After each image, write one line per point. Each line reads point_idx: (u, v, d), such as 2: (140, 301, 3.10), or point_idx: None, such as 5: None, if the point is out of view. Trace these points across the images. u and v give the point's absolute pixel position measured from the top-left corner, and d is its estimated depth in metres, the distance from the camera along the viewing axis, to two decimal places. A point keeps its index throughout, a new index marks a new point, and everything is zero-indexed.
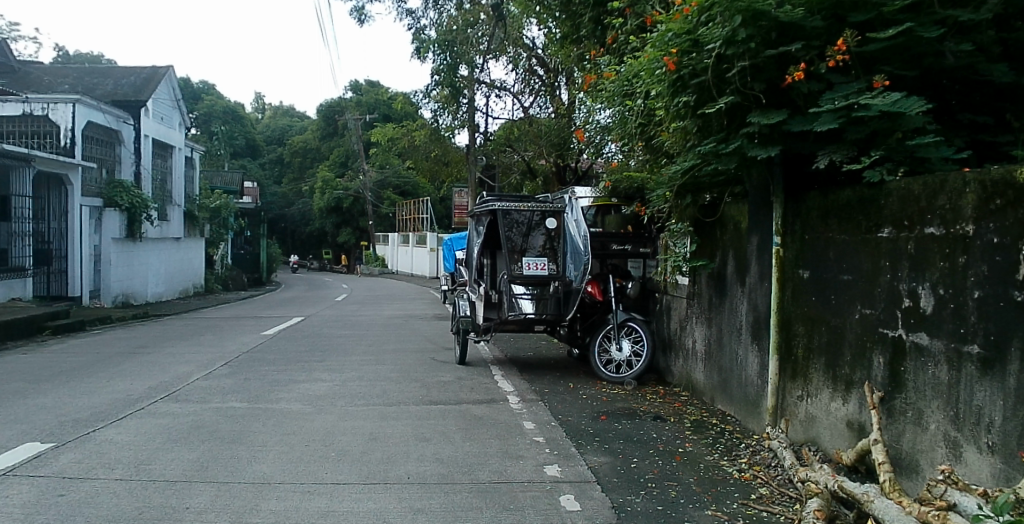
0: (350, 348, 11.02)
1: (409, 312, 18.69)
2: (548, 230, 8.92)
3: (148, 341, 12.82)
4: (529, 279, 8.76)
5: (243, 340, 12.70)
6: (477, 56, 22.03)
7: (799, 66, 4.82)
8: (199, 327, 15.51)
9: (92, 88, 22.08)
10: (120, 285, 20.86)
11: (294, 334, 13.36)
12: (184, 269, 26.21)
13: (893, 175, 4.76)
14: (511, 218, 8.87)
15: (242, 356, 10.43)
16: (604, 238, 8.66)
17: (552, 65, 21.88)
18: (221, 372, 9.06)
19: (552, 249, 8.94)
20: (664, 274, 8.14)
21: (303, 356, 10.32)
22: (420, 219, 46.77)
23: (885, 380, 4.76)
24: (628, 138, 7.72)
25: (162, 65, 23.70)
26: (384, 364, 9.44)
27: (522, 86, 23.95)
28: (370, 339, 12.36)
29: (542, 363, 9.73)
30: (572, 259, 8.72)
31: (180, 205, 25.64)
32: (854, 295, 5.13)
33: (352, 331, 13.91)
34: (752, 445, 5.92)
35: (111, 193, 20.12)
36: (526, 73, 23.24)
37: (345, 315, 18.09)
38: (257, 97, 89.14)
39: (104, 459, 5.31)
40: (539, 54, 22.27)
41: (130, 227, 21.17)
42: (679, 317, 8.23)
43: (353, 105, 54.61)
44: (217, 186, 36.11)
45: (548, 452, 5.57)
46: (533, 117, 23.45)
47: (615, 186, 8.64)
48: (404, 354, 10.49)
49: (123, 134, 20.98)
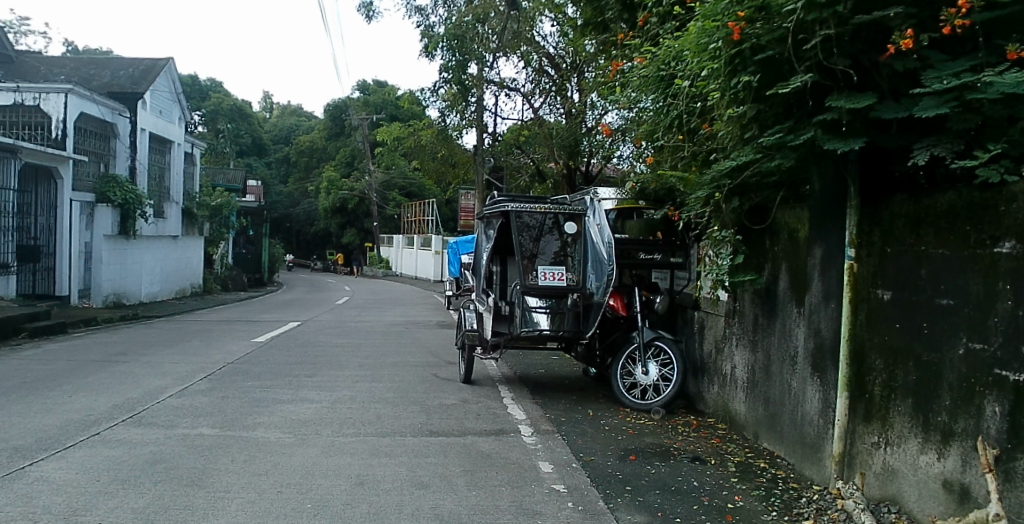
0: (345, 361, 10.05)
1: (412, 319, 17.74)
2: (565, 235, 7.93)
3: (130, 346, 11.88)
4: (545, 290, 7.70)
5: (231, 348, 11.75)
6: (487, 53, 21.09)
7: (901, 35, 3.87)
8: (188, 331, 14.59)
9: (89, 79, 21.26)
10: (112, 284, 19.98)
11: (287, 342, 12.40)
12: (181, 268, 25.33)
13: (1015, 176, 3.75)
14: (525, 220, 7.87)
15: (225, 368, 9.47)
16: (630, 246, 7.56)
17: (565, 63, 20.91)
18: (198, 388, 8.09)
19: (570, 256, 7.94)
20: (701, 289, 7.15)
21: (292, 369, 9.35)
22: (427, 221, 45.80)
23: (1003, 435, 3.74)
24: (664, 133, 6.77)
25: (162, 56, 22.86)
26: (380, 382, 8.45)
27: (532, 86, 22.68)
28: (368, 350, 11.40)
29: (555, 383, 8.75)
30: (593, 268, 7.69)
31: (178, 202, 24.76)
32: (956, 325, 4.13)
33: (349, 339, 12.95)
34: (815, 501, 4.94)
35: (105, 188, 19.24)
36: (537, 73, 22.10)
37: (345, 321, 17.16)
38: (265, 95, 88.52)
39: (28, 506, 4.33)
40: (551, 52, 21.31)
41: (123, 225, 20.37)
42: (715, 337, 7.22)
43: (360, 105, 53.84)
44: (220, 184, 35.28)
45: (572, 508, 4.58)
46: (544, 117, 22.47)
47: (644, 187, 7.69)
48: (403, 370, 9.51)
49: (119, 127, 20.12)
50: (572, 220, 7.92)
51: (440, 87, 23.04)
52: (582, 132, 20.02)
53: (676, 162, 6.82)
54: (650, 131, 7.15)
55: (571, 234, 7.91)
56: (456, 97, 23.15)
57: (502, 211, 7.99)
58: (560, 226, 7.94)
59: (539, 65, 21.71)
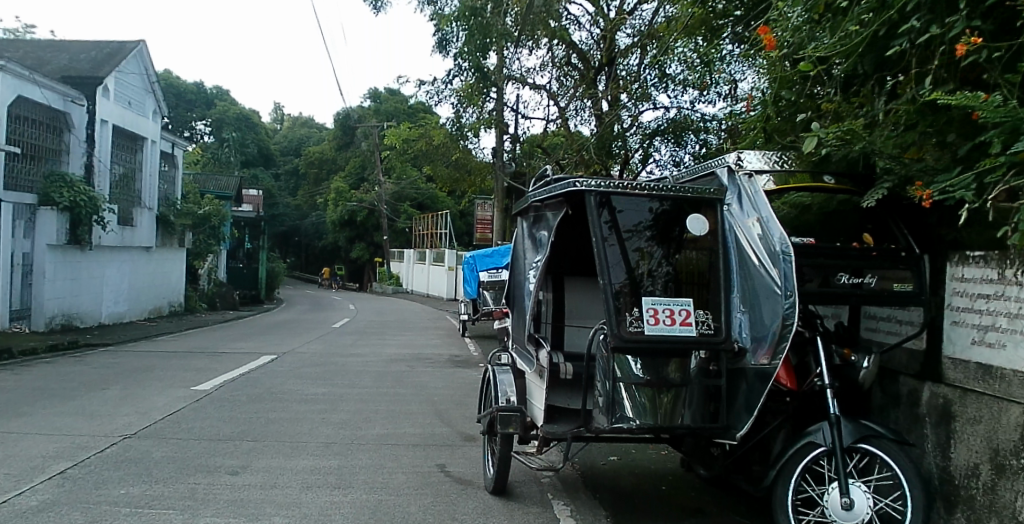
0: (306, 439, 6.40)
1: (417, 350, 14.11)
2: (686, 233, 4.14)
3: (17, 396, 8.30)
4: (655, 347, 3.87)
5: (156, 401, 8.15)
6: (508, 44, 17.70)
7: None
8: (124, 368, 11.00)
9: (42, 62, 17.97)
10: (62, 303, 16.54)
11: (238, 391, 8.78)
12: (155, 285, 21.84)
13: None
14: (606, 211, 4.03)
15: (110, 451, 5.87)
16: (821, 265, 4.02)
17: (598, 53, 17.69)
18: (20, 509, 4.48)
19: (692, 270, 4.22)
20: (994, 344, 3.73)
21: (213, 457, 5.72)
22: (439, 235, 42.43)
23: None
24: (907, 33, 3.54)
25: (132, 39, 19.53)
26: (350, 495, 4.82)
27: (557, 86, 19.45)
28: (347, 409, 7.76)
29: (646, 488, 5.19)
30: (744, 300, 4.03)
31: (155, 208, 21.30)
32: None
33: (328, 385, 9.30)
34: None
35: (48, 188, 15.82)
36: (562, 69, 18.81)
37: (334, 352, 13.55)
38: (277, 106, 85.22)
39: None
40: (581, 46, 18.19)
41: (76, 233, 16.60)
42: (997, 445, 3.71)
43: (369, 113, 51.00)
44: (214, 192, 32.03)
45: None
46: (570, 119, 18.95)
47: (830, 156, 4.35)
48: (392, 457, 5.87)
49: (72, 118, 16.79)
50: (698, 209, 4.16)
51: (456, 77, 19.58)
52: (615, 131, 16.43)
53: (939, 88, 3.51)
54: (870, 48, 3.90)
55: (698, 234, 4.15)
56: (473, 90, 19.79)
57: (565, 195, 4.18)
58: (675, 220, 4.14)
59: (564, 59, 18.47)
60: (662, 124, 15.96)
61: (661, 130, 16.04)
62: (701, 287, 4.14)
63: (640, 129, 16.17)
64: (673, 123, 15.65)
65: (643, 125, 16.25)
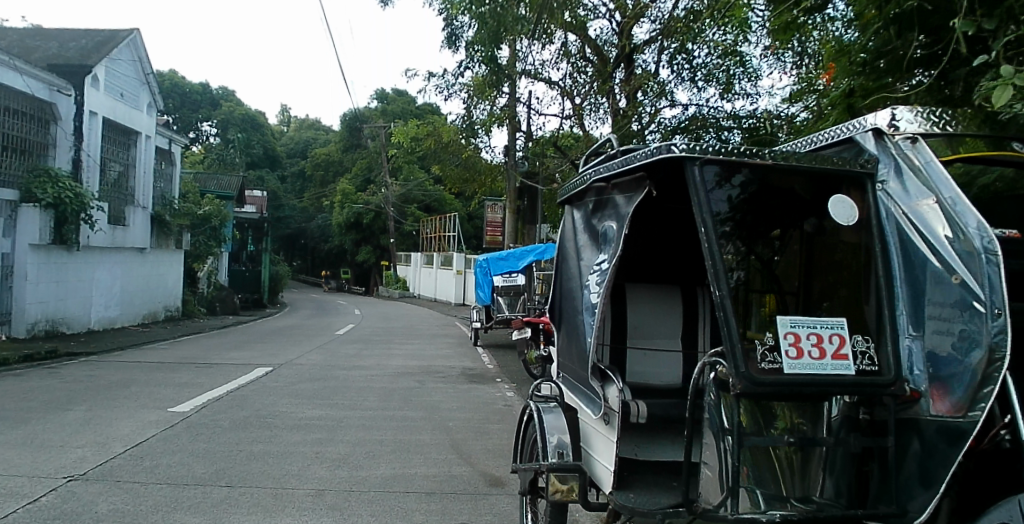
0: (291, 484, 5.15)
1: (426, 362, 12.85)
2: (786, 227, 3.19)
3: None
4: (796, 394, 2.58)
5: (124, 426, 6.93)
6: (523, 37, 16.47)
7: None
8: (101, 381, 9.81)
9: (29, 51, 16.87)
10: (46, 308, 15.38)
11: (223, 413, 7.56)
12: (149, 288, 20.67)
13: None
14: (708, 185, 2.83)
15: (44, 501, 4.63)
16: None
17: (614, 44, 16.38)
18: None
19: (842, 271, 3.03)
20: None
21: (173, 514, 4.49)
22: (447, 238, 41.20)
23: None
24: None
25: (126, 28, 18.42)
26: None
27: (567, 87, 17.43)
28: (346, 438, 6.52)
29: None
30: (914, 319, 2.75)
31: (149, 207, 20.12)
32: None
33: (325, 406, 8.07)
34: None
35: (30, 183, 14.64)
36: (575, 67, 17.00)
37: (336, 363, 12.29)
38: (284, 109, 83.86)
39: None
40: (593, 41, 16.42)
41: (60, 232, 15.41)
42: None
43: (376, 113, 49.90)
44: (215, 192, 30.91)
45: None
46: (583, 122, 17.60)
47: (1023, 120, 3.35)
48: (401, 511, 4.62)
49: (59, 109, 15.66)
50: (837, 190, 2.99)
51: (468, 70, 18.36)
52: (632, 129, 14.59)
53: None
54: None
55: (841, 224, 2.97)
56: (485, 84, 18.52)
57: (648, 167, 2.98)
58: (782, 206, 3.12)
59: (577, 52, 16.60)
60: (683, 120, 14.70)
61: (681, 126, 14.72)
62: (827, 295, 3.08)
63: (662, 126, 14.74)
64: (692, 119, 14.40)
65: (662, 121, 14.75)
